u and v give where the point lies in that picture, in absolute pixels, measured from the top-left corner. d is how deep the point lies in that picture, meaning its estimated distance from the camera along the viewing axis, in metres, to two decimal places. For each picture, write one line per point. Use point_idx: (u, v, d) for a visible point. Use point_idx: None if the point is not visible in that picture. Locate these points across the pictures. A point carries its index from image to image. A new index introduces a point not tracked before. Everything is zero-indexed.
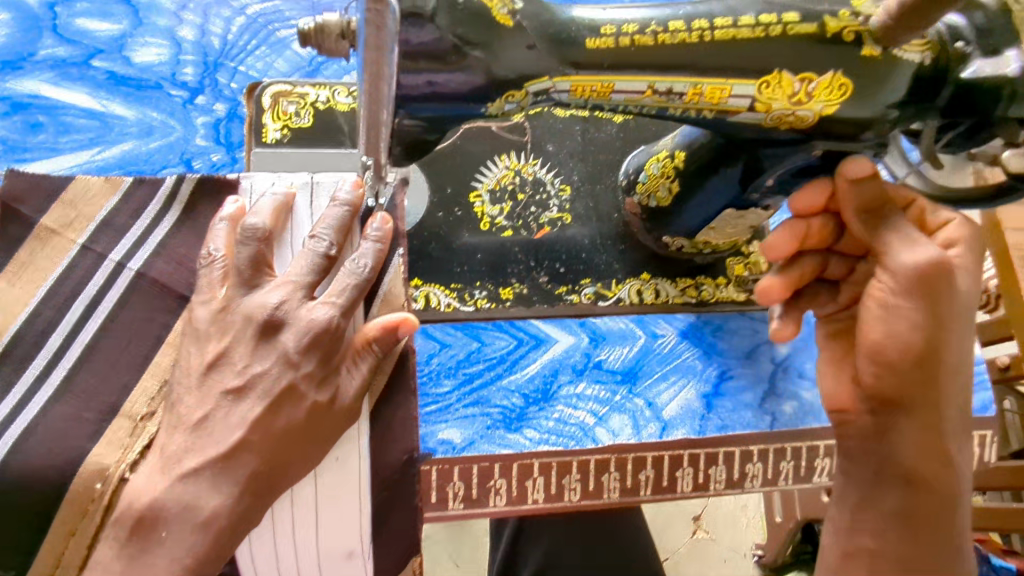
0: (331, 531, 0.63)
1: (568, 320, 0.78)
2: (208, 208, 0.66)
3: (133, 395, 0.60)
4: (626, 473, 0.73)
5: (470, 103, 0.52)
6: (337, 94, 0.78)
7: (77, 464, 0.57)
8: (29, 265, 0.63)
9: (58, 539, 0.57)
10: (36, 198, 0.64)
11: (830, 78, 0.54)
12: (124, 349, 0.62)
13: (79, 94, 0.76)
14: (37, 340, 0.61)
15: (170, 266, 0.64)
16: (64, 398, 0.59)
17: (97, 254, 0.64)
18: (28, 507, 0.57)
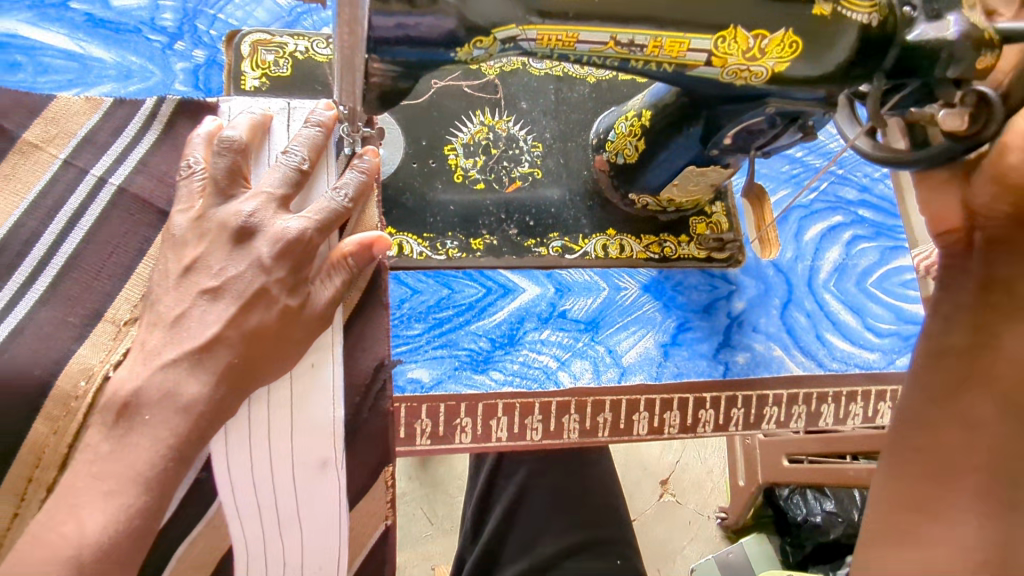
0: (305, 435, 0.69)
1: (536, 271, 0.81)
2: (186, 125, 0.73)
3: (115, 302, 0.67)
4: (586, 415, 0.77)
5: (440, 47, 0.55)
6: (316, 46, 0.81)
7: (63, 363, 0.64)
8: (13, 177, 0.69)
9: (42, 433, 0.63)
10: (22, 114, 0.71)
11: (782, 34, 0.57)
12: (107, 258, 0.69)
13: (56, 36, 0.77)
14: (21, 251, 0.67)
15: (150, 184, 0.72)
16: (50, 302, 0.66)
17: (78, 168, 0.71)
18: (16, 402, 0.63)
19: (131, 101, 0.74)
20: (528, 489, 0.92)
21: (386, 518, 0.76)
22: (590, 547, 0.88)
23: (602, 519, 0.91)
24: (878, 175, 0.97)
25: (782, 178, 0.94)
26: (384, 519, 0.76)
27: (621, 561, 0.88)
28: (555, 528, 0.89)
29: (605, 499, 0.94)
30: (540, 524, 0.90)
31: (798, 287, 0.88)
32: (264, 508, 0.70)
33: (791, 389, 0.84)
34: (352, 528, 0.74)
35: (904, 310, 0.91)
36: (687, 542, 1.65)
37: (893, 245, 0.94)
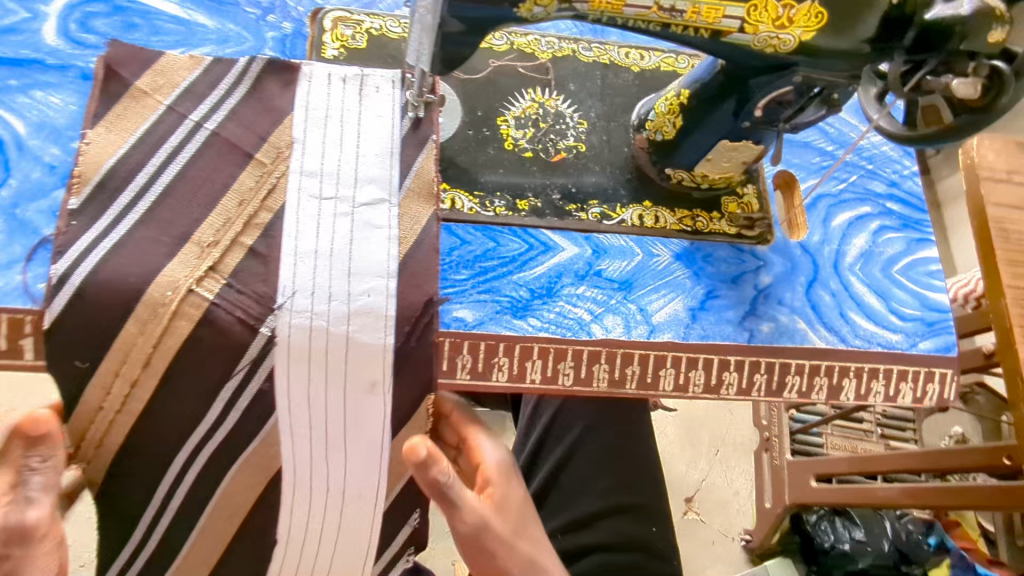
0: (358, 360, 0.77)
1: (575, 233, 0.88)
2: (272, 81, 0.84)
3: (202, 227, 0.77)
4: (615, 366, 0.82)
5: (504, 4, 0.64)
6: (389, 25, 0.92)
7: (154, 275, 0.73)
8: (123, 117, 0.79)
9: (131, 332, 0.73)
10: (136, 65, 0.81)
11: (807, 6, 0.65)
12: (197, 190, 0.78)
13: (169, 5, 0.89)
14: (126, 178, 0.77)
15: (238, 130, 0.82)
16: (146, 224, 0.75)
17: (179, 114, 0.81)
18: (113, 303, 0.72)
19: (228, 60, 0.85)
20: (576, 449, 1.03)
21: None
22: (625, 509, 1.00)
23: (639, 483, 1.03)
24: (907, 172, 1.01)
25: (812, 169, 0.99)
26: None
27: (654, 525, 1.00)
28: (594, 490, 1.01)
29: (644, 465, 1.04)
30: (581, 485, 1.01)
31: (824, 268, 0.93)
32: (316, 423, 0.79)
33: (813, 360, 0.87)
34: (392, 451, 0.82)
35: (928, 298, 0.94)
36: (708, 563, 1.85)
37: (920, 237, 0.98)
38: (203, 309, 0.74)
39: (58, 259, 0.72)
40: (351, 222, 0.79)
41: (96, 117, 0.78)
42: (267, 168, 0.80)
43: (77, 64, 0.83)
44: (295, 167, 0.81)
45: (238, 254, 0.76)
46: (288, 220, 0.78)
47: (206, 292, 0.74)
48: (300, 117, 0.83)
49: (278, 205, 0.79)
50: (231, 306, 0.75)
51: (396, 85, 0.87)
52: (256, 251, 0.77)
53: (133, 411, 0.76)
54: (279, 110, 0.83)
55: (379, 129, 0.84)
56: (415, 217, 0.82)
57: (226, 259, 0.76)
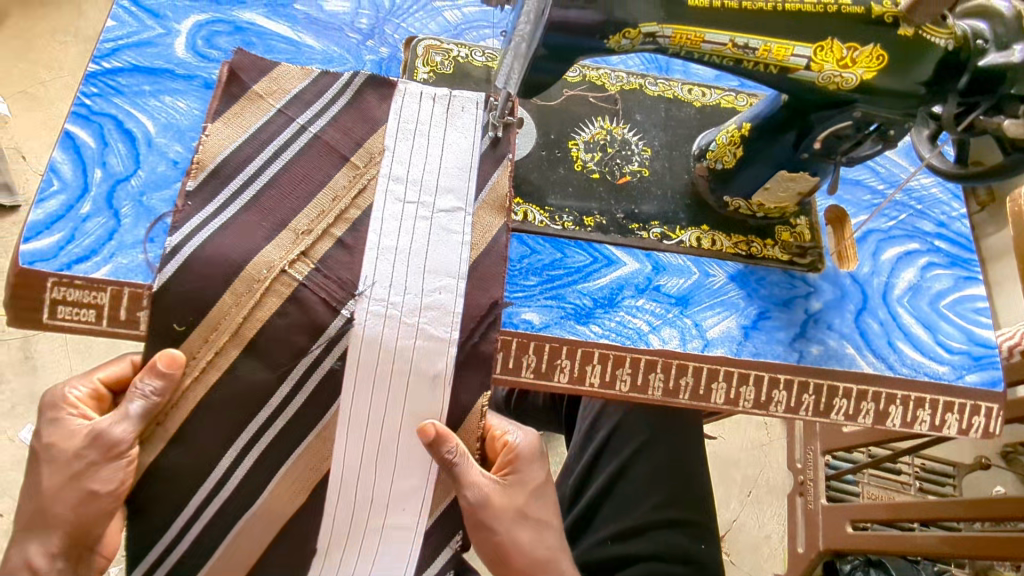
0: (425, 351, 0.84)
1: (636, 250, 0.94)
2: (370, 94, 0.95)
3: (298, 216, 0.87)
4: (670, 375, 0.87)
5: (593, 36, 0.72)
6: (475, 54, 1.02)
7: (253, 254, 0.84)
8: (240, 116, 0.90)
9: (227, 303, 0.82)
10: (255, 72, 0.93)
11: (870, 49, 0.72)
12: (298, 183, 0.89)
13: (282, 27, 1.00)
14: (238, 168, 0.87)
15: (337, 135, 0.92)
16: (250, 209, 0.86)
17: (288, 117, 0.92)
18: (216, 273, 0.82)
19: (332, 74, 0.96)
20: (633, 462, 1.06)
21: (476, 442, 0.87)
22: (677, 525, 1.02)
23: (692, 501, 1.05)
24: (955, 214, 1.06)
25: (863, 206, 1.04)
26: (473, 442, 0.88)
27: (705, 541, 1.02)
28: (647, 502, 1.04)
29: (698, 484, 1.07)
30: (634, 497, 1.04)
31: (872, 298, 0.97)
32: (376, 407, 0.85)
33: (860, 384, 0.91)
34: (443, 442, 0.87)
35: (975, 334, 0.97)
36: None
37: (967, 275, 1.01)
38: (291, 288, 0.83)
39: (173, 232, 0.82)
40: (429, 225, 0.88)
41: (217, 114, 0.90)
42: (361, 170, 0.90)
43: (201, 74, 0.94)
44: (385, 172, 0.90)
45: (327, 243, 0.86)
46: (376, 219, 0.88)
47: (297, 273, 0.84)
48: (392, 129, 0.93)
49: (367, 203, 0.88)
50: (317, 287, 0.84)
51: (479, 106, 0.96)
52: (344, 242, 0.86)
53: (210, 381, 0.83)
54: (374, 120, 0.93)
55: (461, 144, 0.93)
56: (487, 226, 0.90)
57: (316, 247, 0.85)
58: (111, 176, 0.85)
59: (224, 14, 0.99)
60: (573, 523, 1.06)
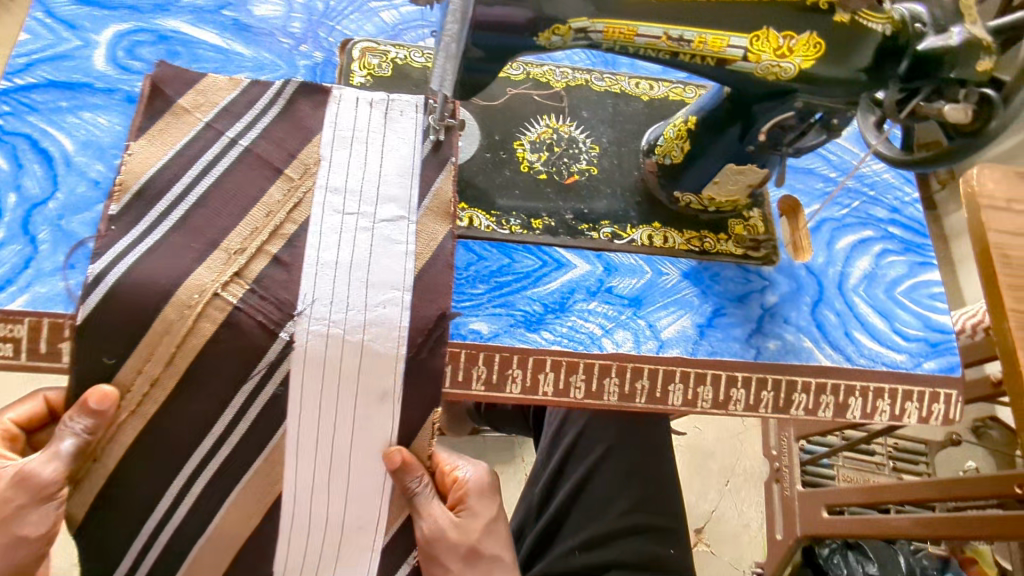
0: (371, 369, 0.81)
1: (587, 251, 0.91)
2: (304, 102, 0.91)
3: (230, 235, 0.83)
4: (625, 380, 0.85)
5: (523, 33, 0.68)
6: (413, 55, 0.98)
7: (183, 279, 0.79)
8: (165, 132, 0.86)
9: (156, 331, 0.78)
10: (179, 84, 0.89)
11: (807, 37, 0.69)
12: (229, 200, 0.85)
13: (209, 34, 0.95)
14: (164, 187, 0.83)
15: (270, 147, 0.88)
16: (179, 231, 0.82)
17: (217, 130, 0.87)
18: (142, 300, 0.78)
19: (263, 83, 0.92)
20: (598, 468, 1.04)
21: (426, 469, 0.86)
22: (644, 530, 1.00)
23: (659, 506, 1.03)
24: (908, 199, 1.05)
25: (815, 194, 1.03)
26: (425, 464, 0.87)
27: (671, 546, 1.01)
28: (613, 509, 1.02)
29: (666, 487, 1.05)
30: (600, 505, 1.02)
31: (828, 288, 0.96)
32: (324, 427, 0.83)
33: (818, 378, 0.90)
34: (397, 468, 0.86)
35: (932, 320, 0.96)
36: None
37: (922, 260, 1.00)
38: (226, 312, 0.80)
39: (95, 260, 0.77)
40: (370, 236, 0.84)
41: (140, 131, 0.85)
42: (295, 182, 0.86)
43: (123, 88, 0.89)
44: (321, 183, 0.86)
45: (262, 261, 0.82)
46: (313, 233, 0.84)
47: (231, 296, 0.80)
48: (328, 137, 0.89)
49: (303, 217, 0.85)
50: (252, 310, 0.80)
51: (419, 109, 0.93)
52: (279, 259, 0.82)
53: (148, 412, 0.80)
54: (309, 130, 0.89)
55: (400, 150, 0.90)
56: (431, 235, 0.86)
57: (250, 266, 0.82)
58: (26, 200, 0.81)
59: (146, 23, 0.94)
60: (539, 533, 1.04)
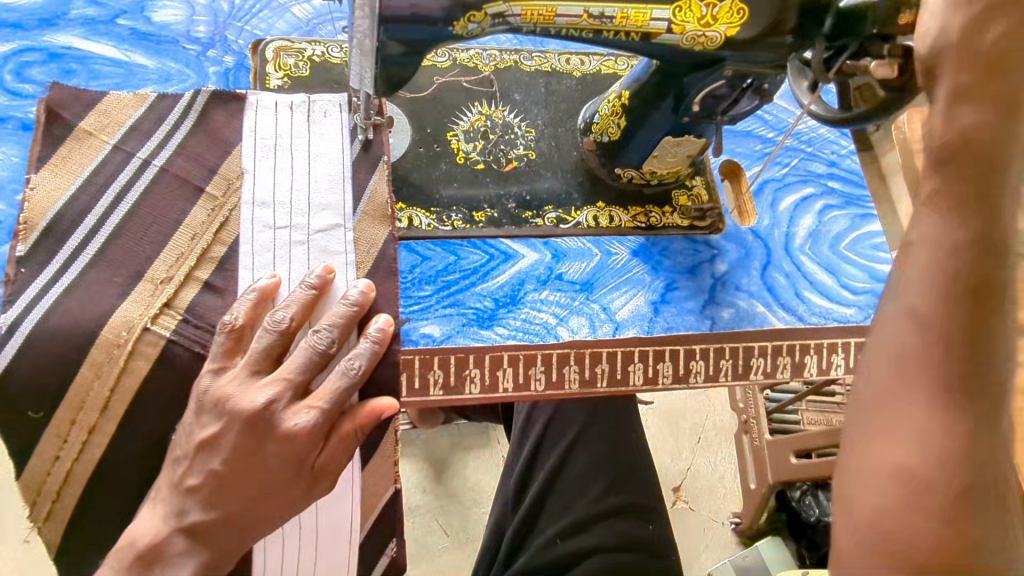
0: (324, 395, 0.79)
1: (533, 239, 0.89)
2: (218, 112, 0.85)
3: (154, 264, 0.78)
4: (584, 366, 0.84)
5: (439, 24, 0.65)
6: (331, 50, 0.92)
7: (108, 316, 0.75)
8: (68, 159, 0.80)
9: (87, 376, 0.75)
10: (79, 106, 0.82)
11: (730, 3, 0.67)
12: (148, 227, 0.80)
13: (106, 47, 0.88)
14: (76, 220, 0.78)
15: (187, 164, 0.83)
16: (97, 265, 0.77)
17: (126, 152, 0.82)
18: (66, 345, 0.74)
19: (172, 95, 0.86)
20: (571, 452, 1.05)
21: (394, 482, 0.85)
22: (621, 510, 1.01)
23: (632, 484, 1.04)
24: (844, 151, 1.05)
25: (755, 156, 1.02)
26: (393, 481, 0.85)
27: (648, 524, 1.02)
28: (589, 493, 1.02)
29: (638, 465, 1.07)
30: (576, 490, 1.03)
31: (776, 251, 0.96)
32: None
33: (773, 341, 0.90)
34: (365, 487, 0.84)
35: (876, 271, 0.98)
36: (702, 549, 1.90)
37: (862, 213, 1.01)
38: (160, 347, 0.76)
39: (8, 307, 0.74)
40: (307, 249, 0.81)
41: (41, 161, 0.79)
42: (219, 201, 0.82)
43: (15, 115, 0.82)
44: (247, 198, 0.82)
45: (194, 289, 0.78)
46: (245, 253, 0.80)
47: (164, 328, 0.76)
48: (248, 148, 0.84)
49: (232, 236, 0.80)
50: (190, 342, 0.77)
51: (343, 109, 0.88)
52: (211, 284, 0.79)
53: (91, 458, 0.76)
54: (227, 141, 0.84)
55: (328, 154, 0.86)
56: (371, 240, 0.83)
57: (181, 295, 0.78)
58: None
59: (33, 41, 0.86)
60: (516, 526, 1.02)
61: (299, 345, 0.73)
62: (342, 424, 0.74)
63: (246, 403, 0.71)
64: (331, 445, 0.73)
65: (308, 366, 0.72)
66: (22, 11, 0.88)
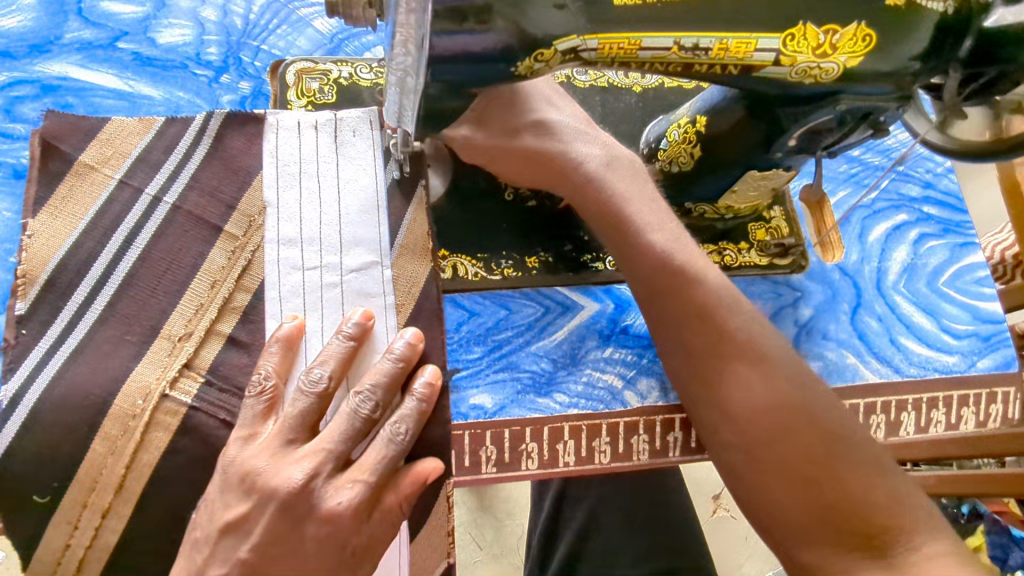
0: None
1: (594, 288, 0.79)
2: (234, 138, 0.75)
3: (171, 318, 0.69)
4: (655, 435, 0.74)
5: (497, 62, 0.53)
6: (359, 70, 0.81)
7: (121, 382, 0.67)
8: (69, 200, 0.71)
9: (100, 452, 0.66)
10: (77, 137, 0.72)
11: (854, 29, 0.55)
12: (162, 275, 0.70)
13: (106, 76, 0.78)
14: (81, 269, 0.69)
15: (203, 200, 0.73)
16: (107, 323, 0.68)
17: (133, 188, 0.72)
18: (73, 414, 0.65)
19: (183, 119, 0.76)
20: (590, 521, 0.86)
21: (448, 556, 0.70)
22: None
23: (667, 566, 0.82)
24: (941, 169, 0.92)
25: (841, 179, 0.90)
26: (446, 557, 0.70)
27: None
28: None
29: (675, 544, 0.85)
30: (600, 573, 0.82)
31: (866, 290, 0.84)
32: None
33: (867, 398, 0.79)
34: None
35: (980, 310, 0.85)
36: (745, 559, 1.43)
37: (964, 241, 0.88)
38: (180, 416, 0.67)
39: (8, 377, 0.66)
40: (340, 293, 0.70)
41: (38, 203, 0.70)
42: (240, 241, 0.72)
43: (7, 160, 0.74)
44: (272, 236, 0.72)
45: (217, 345, 0.69)
46: (271, 301, 0.70)
47: (184, 395, 0.67)
48: (271, 177, 0.73)
49: (256, 282, 0.71)
50: (214, 408, 0.68)
51: (375, 126, 0.76)
52: (237, 339, 0.69)
53: (105, 545, 0.66)
54: (245, 171, 0.74)
55: (360, 180, 0.74)
56: (412, 277, 0.72)
57: (202, 354, 0.68)
58: None
59: (23, 72, 0.77)
60: None
61: (340, 411, 0.63)
62: (387, 497, 0.63)
63: (282, 482, 0.61)
64: (375, 521, 0.63)
65: (350, 434, 0.62)
66: (11, 36, 0.78)
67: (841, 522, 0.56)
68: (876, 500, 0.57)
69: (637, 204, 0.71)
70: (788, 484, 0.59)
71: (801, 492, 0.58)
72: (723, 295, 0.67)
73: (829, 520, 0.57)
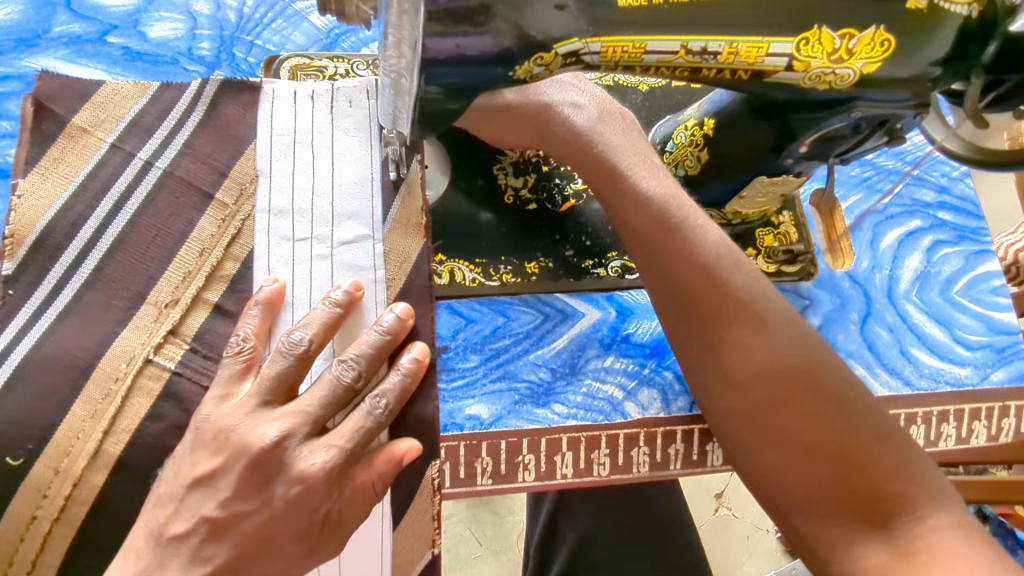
0: None
1: (596, 295, 0.76)
2: (229, 105, 0.74)
3: (158, 284, 0.68)
4: (655, 447, 0.72)
5: (495, 65, 0.50)
6: (355, 67, 0.78)
7: (106, 347, 0.65)
8: (61, 160, 0.70)
9: (79, 416, 0.64)
10: (71, 99, 0.72)
11: (872, 33, 0.52)
12: (151, 242, 0.69)
13: (94, 70, 0.76)
14: (69, 232, 0.68)
15: (195, 166, 0.72)
16: (94, 287, 0.67)
17: (126, 152, 0.71)
18: (54, 376, 0.64)
19: (178, 85, 0.75)
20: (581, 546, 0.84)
21: (432, 545, 0.68)
22: None
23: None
24: (958, 174, 0.88)
25: (854, 183, 0.87)
26: (430, 546, 0.68)
27: None
28: None
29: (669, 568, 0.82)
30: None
31: (877, 299, 0.82)
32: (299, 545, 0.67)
33: None
34: None
35: (995, 320, 0.82)
36: (745, 557, 1.41)
37: (980, 249, 0.85)
38: (162, 381, 0.65)
39: None
40: (330, 265, 0.68)
41: (29, 163, 0.69)
42: (230, 210, 0.70)
43: None
44: (262, 206, 0.70)
45: (202, 313, 0.67)
46: (260, 271, 0.68)
47: (167, 360, 0.66)
48: (264, 146, 0.72)
49: (245, 251, 0.69)
50: (197, 374, 0.66)
51: (370, 96, 0.74)
52: (223, 308, 0.67)
53: (73, 519, 0.63)
54: (239, 139, 0.73)
55: (355, 152, 0.72)
56: (404, 253, 0.70)
57: (187, 322, 0.67)
58: None
59: (9, 66, 0.75)
60: None
61: (321, 377, 0.62)
62: (359, 472, 0.61)
63: (254, 439, 0.59)
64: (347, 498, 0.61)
65: (330, 402, 0.61)
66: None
67: (849, 493, 0.55)
68: (881, 467, 0.55)
69: (630, 158, 0.67)
70: (795, 452, 0.57)
71: (807, 460, 0.56)
72: (724, 253, 0.63)
73: (837, 486, 0.55)
